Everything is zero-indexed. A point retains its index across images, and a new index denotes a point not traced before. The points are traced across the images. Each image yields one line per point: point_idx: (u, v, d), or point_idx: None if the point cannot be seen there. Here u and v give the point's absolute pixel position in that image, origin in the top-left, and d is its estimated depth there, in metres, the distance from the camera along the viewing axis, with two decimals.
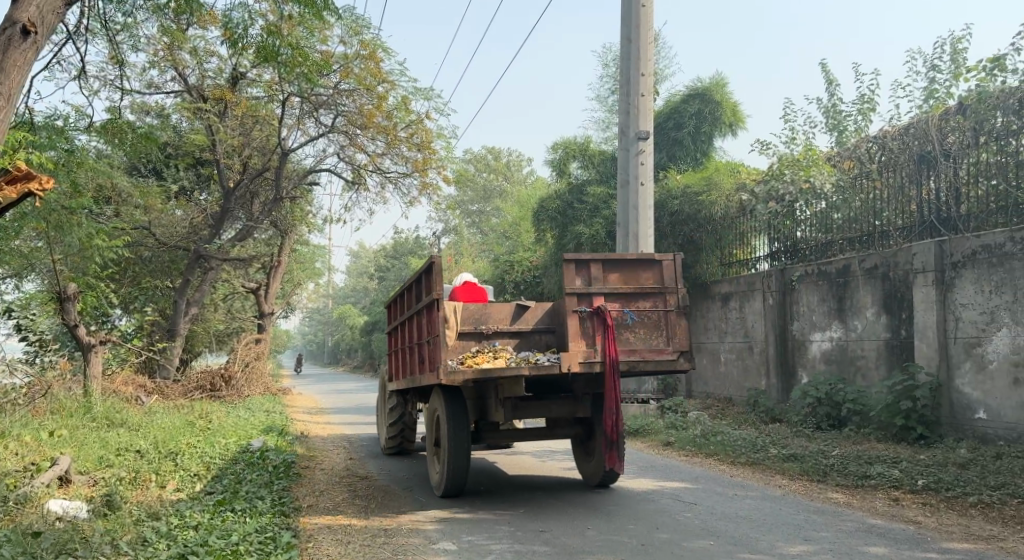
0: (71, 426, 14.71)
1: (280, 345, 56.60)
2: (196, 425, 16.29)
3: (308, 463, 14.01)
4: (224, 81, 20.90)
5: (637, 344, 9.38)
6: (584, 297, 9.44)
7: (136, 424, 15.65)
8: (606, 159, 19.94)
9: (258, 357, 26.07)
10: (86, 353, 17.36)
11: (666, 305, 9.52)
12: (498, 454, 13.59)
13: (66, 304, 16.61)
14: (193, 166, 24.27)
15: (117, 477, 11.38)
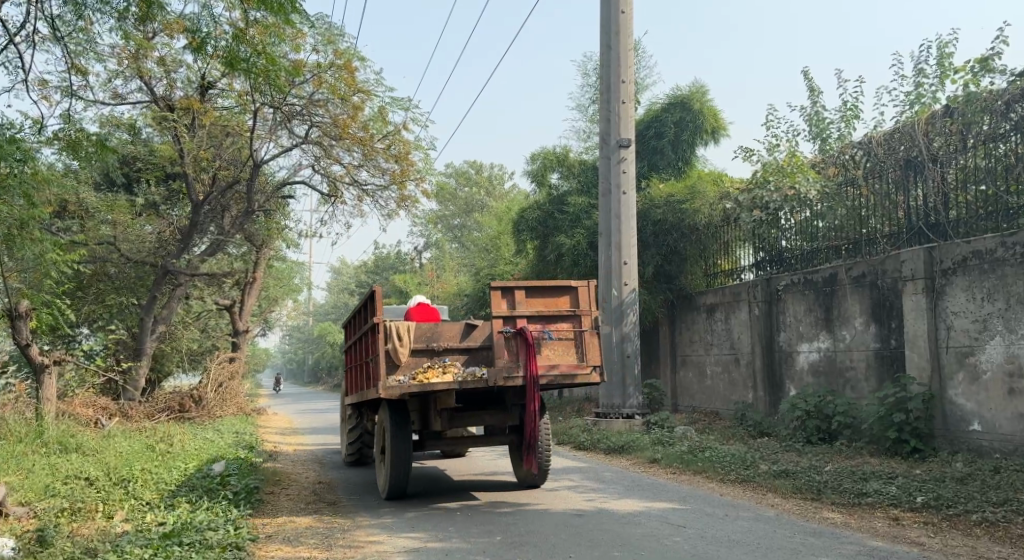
0: (22, 455, 14.21)
1: (259, 363, 55.85)
2: (156, 449, 15.78)
3: (275, 487, 13.55)
4: (193, 91, 20.38)
5: (556, 360, 10.30)
6: (507, 319, 10.33)
7: (92, 448, 15.23)
8: (585, 169, 19.58)
9: (232, 376, 25.50)
10: (38, 375, 16.75)
11: (581, 325, 10.44)
12: (478, 473, 13.15)
13: (17, 322, 16.34)
14: (162, 181, 23.78)
15: (58, 508, 11.64)
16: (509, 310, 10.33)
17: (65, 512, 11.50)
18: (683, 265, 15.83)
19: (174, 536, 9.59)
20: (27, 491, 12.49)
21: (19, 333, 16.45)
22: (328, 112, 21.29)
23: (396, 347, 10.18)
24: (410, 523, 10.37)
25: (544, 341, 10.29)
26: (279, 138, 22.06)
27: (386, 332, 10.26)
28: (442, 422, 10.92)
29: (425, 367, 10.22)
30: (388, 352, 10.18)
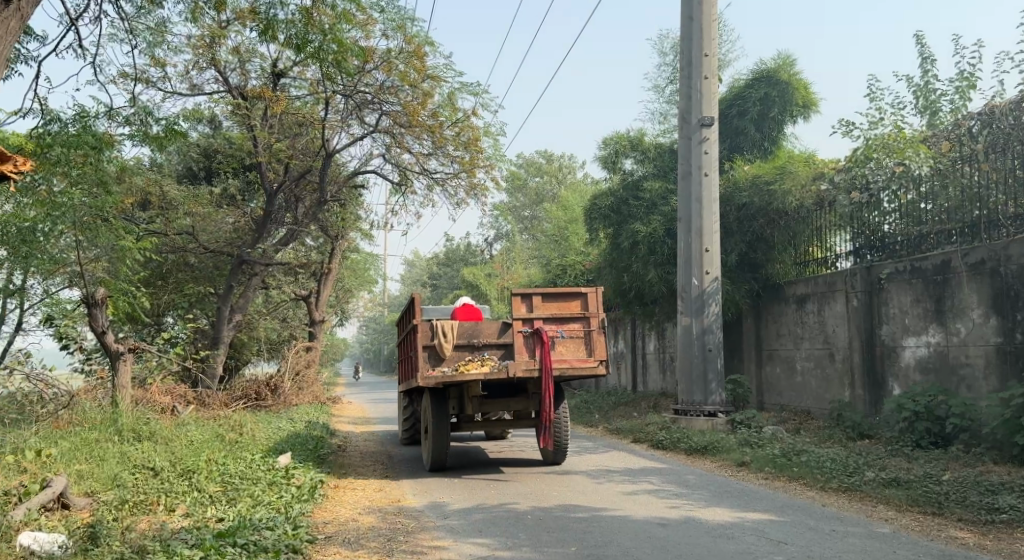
0: (93, 442, 13.78)
1: (334, 354, 55.88)
2: (226, 439, 15.23)
3: (344, 479, 12.88)
4: (265, 78, 19.93)
5: (568, 356, 11.84)
6: (526, 320, 11.85)
7: (165, 436, 14.77)
8: (662, 152, 18.49)
9: (308, 365, 25.16)
10: (114, 362, 16.21)
11: (589, 326, 11.92)
12: (552, 471, 12.35)
13: (93, 311, 15.55)
14: (240, 172, 23.42)
15: (119, 500, 11.16)
16: (527, 312, 11.82)
17: (126, 503, 11.03)
18: (770, 253, 14.74)
19: (229, 534, 8.99)
20: (96, 481, 12.07)
21: (96, 321, 15.63)
22: (398, 100, 20.55)
23: (441, 343, 11.75)
24: (477, 526, 9.62)
25: (557, 339, 11.85)
26: (351, 126, 21.47)
27: (433, 330, 11.83)
28: (473, 406, 12.43)
29: (466, 360, 11.80)
30: (434, 347, 11.78)
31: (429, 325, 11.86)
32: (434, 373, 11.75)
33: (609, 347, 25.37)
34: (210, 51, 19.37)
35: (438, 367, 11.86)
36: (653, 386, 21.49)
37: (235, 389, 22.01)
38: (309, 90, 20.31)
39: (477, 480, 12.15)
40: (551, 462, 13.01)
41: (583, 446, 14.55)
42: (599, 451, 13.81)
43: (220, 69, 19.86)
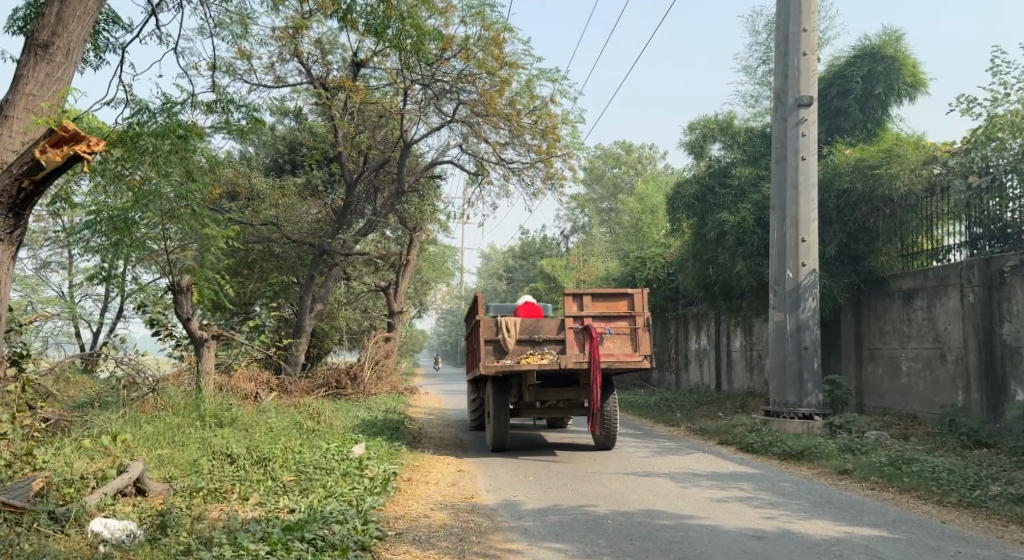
0: (175, 426, 13.49)
1: (412, 346, 55.84)
2: (305, 426, 14.76)
3: (417, 470, 12.30)
4: (345, 69, 19.59)
5: (615, 351, 12.76)
6: (577, 318, 12.77)
7: (245, 423, 14.39)
8: (752, 138, 17.49)
9: (387, 355, 24.81)
10: (198, 349, 16.02)
11: (635, 323, 12.84)
12: (634, 471, 11.57)
13: (179, 297, 15.62)
14: (322, 164, 23.16)
15: (194, 488, 10.73)
16: (576, 309, 12.73)
17: (199, 491, 10.64)
18: (872, 244, 13.72)
19: (298, 528, 8.45)
20: (175, 466, 11.74)
21: (182, 308, 15.65)
22: (476, 89, 19.92)
23: (506, 337, 12.72)
24: (553, 529, 8.93)
25: (605, 335, 12.77)
26: (429, 116, 20.97)
27: (497, 325, 12.80)
28: (531, 394, 13.34)
29: (528, 353, 12.73)
30: (499, 340, 12.75)
31: (492, 321, 12.83)
32: (497, 364, 12.75)
33: (691, 344, 24.41)
34: (292, 41, 19.12)
35: (500, 359, 12.83)
36: (738, 384, 20.52)
37: (315, 377, 21.74)
38: (388, 79, 19.89)
39: (555, 478, 11.46)
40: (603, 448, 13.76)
41: (666, 445, 13.72)
42: (683, 452, 12.98)
43: (302, 58, 19.58)
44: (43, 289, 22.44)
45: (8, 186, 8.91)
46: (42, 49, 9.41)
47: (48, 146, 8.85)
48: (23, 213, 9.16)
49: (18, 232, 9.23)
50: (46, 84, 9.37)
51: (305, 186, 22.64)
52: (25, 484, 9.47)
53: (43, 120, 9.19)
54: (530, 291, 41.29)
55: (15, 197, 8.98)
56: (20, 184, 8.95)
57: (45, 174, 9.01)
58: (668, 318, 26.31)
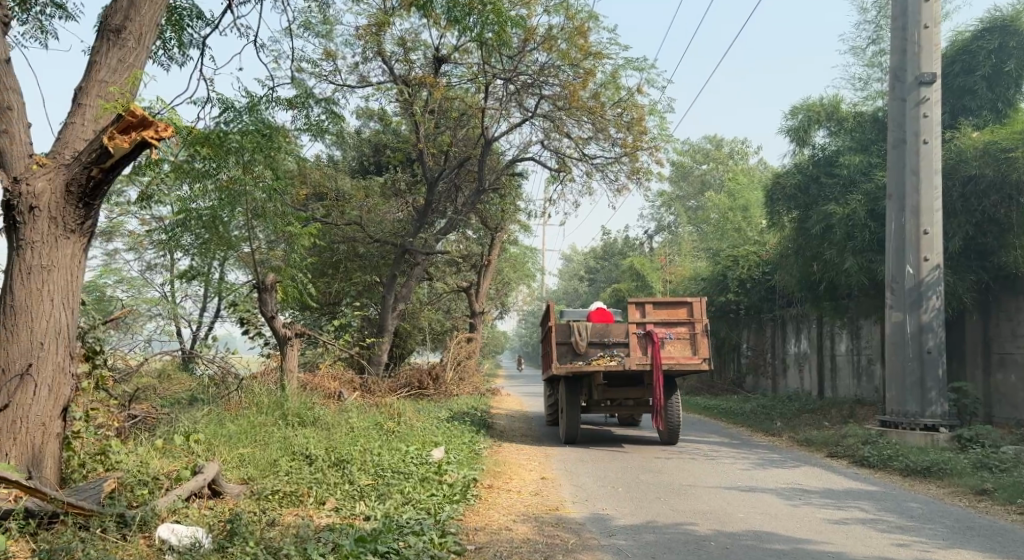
0: (258, 426, 12.12)
1: (495, 347, 55.31)
2: (384, 426, 13.35)
3: (507, 469, 11.20)
4: (427, 63, 18.83)
5: (675, 354, 13.56)
6: (640, 324, 13.67)
7: (327, 423, 13.05)
8: (862, 123, 16.11)
9: (468, 356, 24.04)
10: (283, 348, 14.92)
11: (694, 328, 13.63)
12: (735, 481, 10.53)
13: (264, 295, 14.60)
14: (405, 164, 22.49)
15: (271, 490, 9.18)
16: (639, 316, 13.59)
17: (273, 494, 9.14)
18: (1005, 236, 12.51)
19: (371, 540, 7.54)
20: (254, 466, 10.20)
21: (267, 307, 14.61)
22: (560, 80, 18.97)
23: (577, 340, 13.98)
24: (650, 550, 7.91)
25: (667, 340, 13.61)
26: (510, 112, 20.09)
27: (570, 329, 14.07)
28: (599, 393, 14.19)
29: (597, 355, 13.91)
30: (571, 343, 13.98)
31: (565, 325, 14.10)
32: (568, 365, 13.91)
33: (788, 348, 23.08)
34: (375, 39, 18.50)
35: (573, 360, 14.01)
36: (844, 392, 19.31)
37: (398, 377, 21.08)
38: (471, 77, 19.07)
39: (652, 482, 10.43)
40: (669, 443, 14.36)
41: (769, 456, 12.56)
42: (789, 464, 11.82)
43: (386, 57, 18.94)
44: (147, 290, 22.53)
45: (76, 174, 7.50)
46: (114, 34, 8.02)
47: (117, 132, 7.29)
48: (95, 204, 7.69)
49: (91, 223, 7.77)
50: (119, 73, 8.00)
51: (388, 186, 21.77)
52: (97, 483, 7.79)
53: (112, 103, 7.71)
54: (614, 291, 40.08)
55: (84, 187, 7.54)
56: (89, 172, 7.49)
57: (115, 162, 7.47)
58: (764, 321, 24.93)
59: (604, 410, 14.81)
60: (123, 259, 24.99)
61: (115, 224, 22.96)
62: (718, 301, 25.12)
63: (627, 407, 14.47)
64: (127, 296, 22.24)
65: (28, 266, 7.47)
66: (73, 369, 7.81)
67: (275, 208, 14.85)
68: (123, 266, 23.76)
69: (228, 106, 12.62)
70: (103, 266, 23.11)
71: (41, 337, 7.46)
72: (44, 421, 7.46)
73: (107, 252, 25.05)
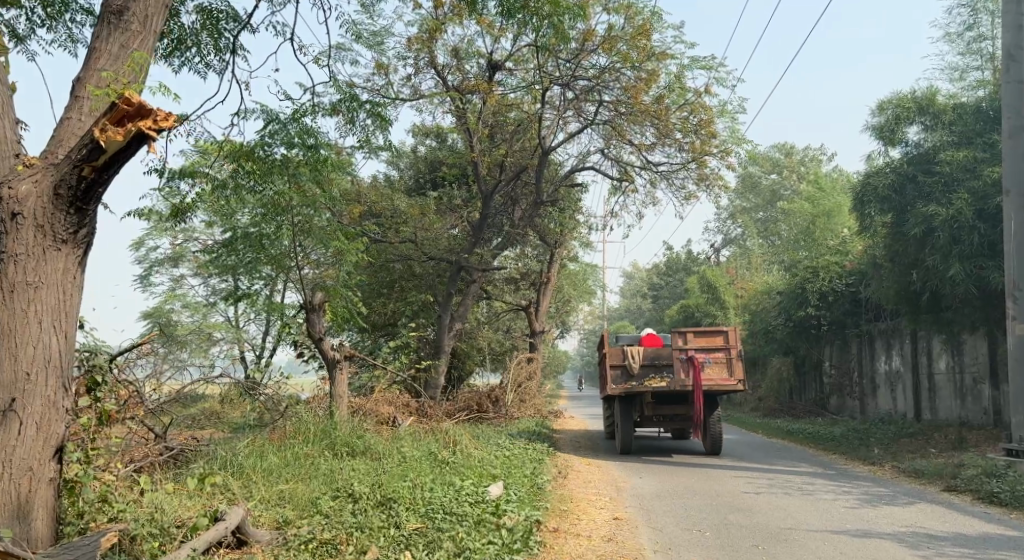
0: (303, 459, 10.02)
1: (558, 366, 53.74)
2: (440, 455, 11.19)
3: (575, 505, 9.76)
4: (480, 71, 17.31)
5: (713, 376, 14.25)
6: (682, 350, 14.34)
7: (381, 452, 10.95)
8: (964, 115, 14.28)
9: (529, 378, 22.69)
10: (329, 371, 13.01)
11: (730, 353, 14.21)
12: (839, 518, 9.07)
13: (311, 316, 12.78)
14: (461, 178, 21.10)
15: (305, 538, 7.63)
16: (679, 342, 14.27)
17: (307, 543, 7.57)
18: None
19: None
20: (290, 507, 8.46)
21: (315, 327, 12.83)
22: (620, 84, 17.46)
23: (632, 364, 14.71)
24: None
25: (706, 363, 14.28)
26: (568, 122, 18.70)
27: (624, 353, 14.81)
28: (648, 410, 15.04)
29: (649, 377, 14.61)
30: (627, 366, 14.76)
31: (620, 349, 14.83)
32: (625, 387, 14.66)
33: (879, 365, 21.40)
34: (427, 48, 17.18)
35: (627, 382, 14.74)
36: (946, 413, 17.99)
37: (455, 401, 19.76)
38: (525, 87, 17.73)
39: (743, 519, 9.06)
40: (714, 452, 15.25)
41: (875, 489, 11.05)
42: (900, 498, 10.32)
43: (438, 66, 17.46)
44: (211, 314, 21.84)
45: (65, 175, 6.42)
46: (116, 16, 6.97)
47: (109, 123, 6.28)
48: (89, 209, 6.60)
49: (86, 232, 6.69)
50: (120, 59, 6.92)
51: (442, 202, 20.40)
52: (96, 538, 6.49)
53: (103, 89, 6.58)
54: (683, 306, 38.28)
55: (74, 189, 6.45)
56: (79, 171, 6.42)
57: (109, 160, 6.43)
58: (849, 336, 23.21)
59: (656, 423, 15.47)
60: (189, 285, 24.41)
61: (178, 248, 22.34)
62: (798, 317, 23.37)
63: (675, 420, 15.16)
64: (191, 322, 21.50)
65: (11, 284, 6.39)
66: (69, 403, 6.69)
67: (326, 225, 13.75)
68: (188, 291, 23.10)
69: (270, 118, 11.05)
70: (167, 292, 22.47)
71: (26, 367, 6.37)
72: (32, 465, 6.35)
73: (173, 277, 24.49)
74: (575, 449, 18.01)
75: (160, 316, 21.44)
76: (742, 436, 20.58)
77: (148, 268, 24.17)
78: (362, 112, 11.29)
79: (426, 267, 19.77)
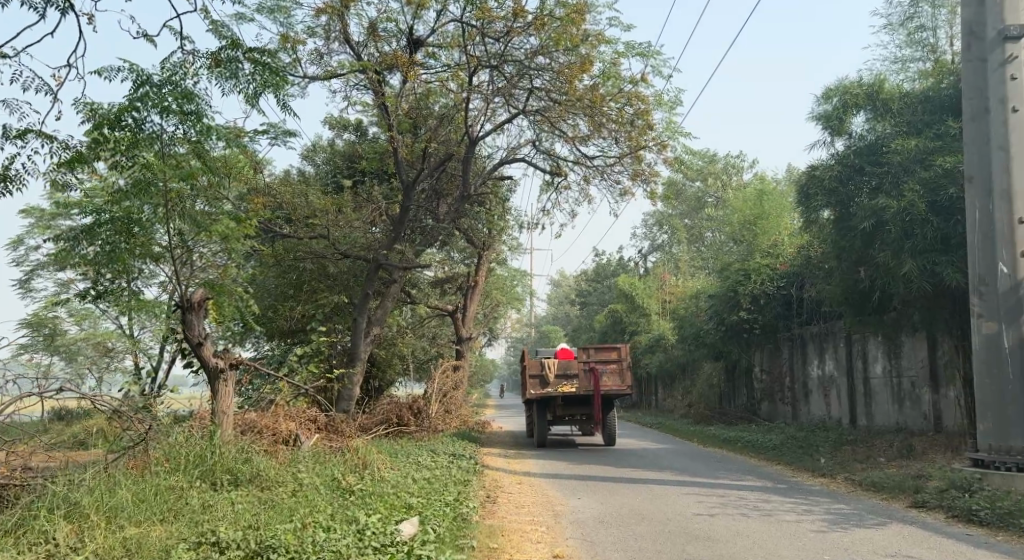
0: (167, 491, 8.48)
1: (484, 375, 52.35)
2: (344, 482, 9.72)
3: (506, 540, 8.46)
4: (399, 48, 15.81)
5: (609, 384, 16.32)
6: (584, 361, 16.41)
7: (270, 480, 9.49)
8: (911, 104, 13.43)
9: (456, 386, 21.38)
10: (211, 383, 10.97)
11: (622, 363, 16.34)
12: (805, 547, 8.01)
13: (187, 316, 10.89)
14: (381, 175, 19.56)
15: None
16: (580, 356, 16.48)
17: None
18: None
19: None
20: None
21: (192, 329, 10.90)
22: (552, 68, 16.15)
23: (547, 373, 16.44)
24: None
25: (603, 372, 16.37)
26: (496, 110, 17.39)
27: (541, 364, 16.55)
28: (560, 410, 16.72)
29: (562, 383, 16.44)
30: (542, 376, 16.45)
31: (536, 360, 16.56)
32: (540, 391, 16.37)
33: (813, 370, 20.67)
34: (337, 27, 15.63)
35: (543, 388, 16.42)
36: (883, 418, 17.24)
37: (373, 412, 18.19)
38: (448, 70, 16.27)
39: (704, 551, 7.93)
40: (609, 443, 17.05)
41: (836, 506, 10.11)
42: (868, 518, 9.39)
43: (351, 42, 15.93)
44: (104, 322, 19.90)
45: None
46: None
47: None
48: None
49: None
50: None
51: (358, 196, 18.82)
52: None
53: None
54: (611, 311, 37.28)
55: None
56: None
57: None
58: (781, 340, 22.53)
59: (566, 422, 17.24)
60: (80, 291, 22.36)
61: None
62: (729, 324, 22.36)
63: (581, 418, 16.98)
64: (80, 330, 19.51)
65: None
66: None
67: (216, 221, 12.12)
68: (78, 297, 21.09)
69: (140, 79, 9.73)
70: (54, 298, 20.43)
71: None
72: None
73: (62, 281, 22.39)
74: (506, 454, 16.70)
75: (44, 325, 19.41)
76: (678, 445, 19.55)
77: (33, 272, 22.02)
78: (244, 63, 9.89)
79: (341, 266, 18.25)
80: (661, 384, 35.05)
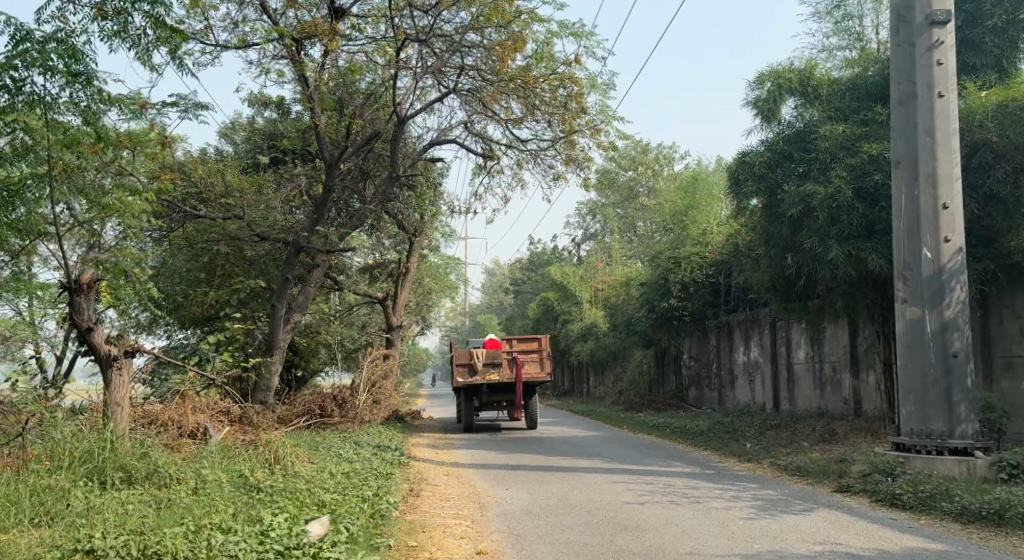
0: (44, 494, 8.49)
1: (416, 364, 51.90)
2: (252, 479, 9.58)
3: (425, 537, 8.17)
4: (321, 17, 15.28)
5: (529, 371, 16.65)
6: (507, 350, 16.64)
7: (167, 477, 9.44)
8: (839, 90, 13.53)
9: (386, 375, 20.99)
10: (103, 372, 10.43)
11: (541, 352, 16.77)
12: (732, 536, 7.90)
13: (77, 300, 10.23)
14: (308, 156, 19.19)
15: None
16: (504, 346, 16.76)
17: None
18: None
19: None
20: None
21: (79, 314, 10.22)
22: (484, 45, 15.85)
23: (475, 361, 16.43)
24: None
25: (525, 361, 16.68)
26: (425, 91, 17.00)
27: (470, 353, 16.54)
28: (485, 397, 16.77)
29: (489, 371, 16.48)
30: (470, 364, 16.43)
31: (465, 350, 16.53)
32: (467, 380, 16.33)
33: (739, 356, 20.83)
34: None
35: (471, 377, 16.40)
36: (806, 404, 17.42)
37: (295, 404, 17.62)
38: (375, 46, 15.80)
39: (633, 543, 7.77)
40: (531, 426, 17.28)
41: (763, 493, 10.06)
42: (795, 504, 9.34)
43: (270, 10, 15.33)
44: None
45: None
46: None
47: None
48: None
49: None
50: None
51: (282, 178, 18.26)
52: None
53: None
54: (543, 300, 37.19)
55: None
56: None
57: None
58: (709, 327, 22.67)
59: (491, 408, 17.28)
60: None
61: None
62: (657, 311, 22.35)
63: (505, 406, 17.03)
64: None
65: None
66: None
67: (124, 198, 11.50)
68: None
69: (24, 36, 9.55)
70: None
71: None
72: None
73: None
74: (434, 441, 16.41)
75: None
76: (608, 432, 19.50)
77: None
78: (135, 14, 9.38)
79: (260, 251, 17.67)
80: (593, 371, 35.09)
